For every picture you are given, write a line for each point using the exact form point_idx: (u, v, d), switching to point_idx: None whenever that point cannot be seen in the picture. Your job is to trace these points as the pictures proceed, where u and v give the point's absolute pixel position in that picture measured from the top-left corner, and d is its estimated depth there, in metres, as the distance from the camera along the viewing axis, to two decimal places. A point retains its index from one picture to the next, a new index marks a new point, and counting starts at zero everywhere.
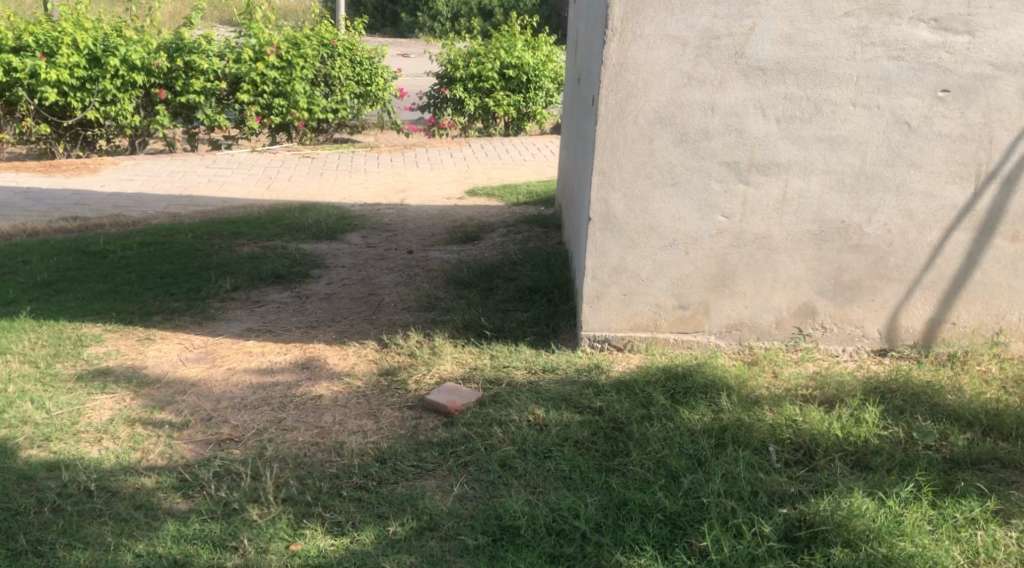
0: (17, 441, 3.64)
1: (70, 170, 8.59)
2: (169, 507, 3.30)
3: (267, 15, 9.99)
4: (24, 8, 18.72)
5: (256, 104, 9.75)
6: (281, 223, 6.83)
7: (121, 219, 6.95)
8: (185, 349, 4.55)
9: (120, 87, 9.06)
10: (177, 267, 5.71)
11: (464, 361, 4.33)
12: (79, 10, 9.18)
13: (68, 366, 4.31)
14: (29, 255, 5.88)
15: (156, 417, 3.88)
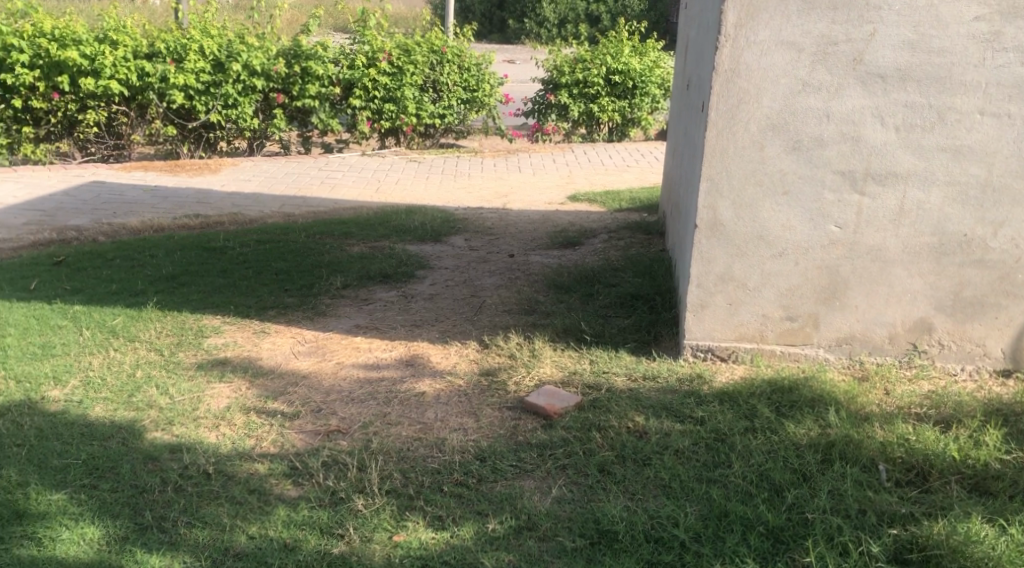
0: (143, 424, 3.83)
1: (194, 170, 8.96)
2: (280, 493, 3.42)
3: (381, 22, 10.24)
4: (156, 16, 19.79)
5: (367, 109, 10.04)
6: (388, 225, 6.99)
7: (239, 217, 7.22)
8: (297, 343, 4.71)
9: (241, 91, 9.39)
10: (291, 264, 5.90)
11: (564, 366, 4.36)
12: (206, 18, 9.62)
13: (190, 355, 4.50)
14: (156, 250, 6.17)
15: (269, 407, 4.02)
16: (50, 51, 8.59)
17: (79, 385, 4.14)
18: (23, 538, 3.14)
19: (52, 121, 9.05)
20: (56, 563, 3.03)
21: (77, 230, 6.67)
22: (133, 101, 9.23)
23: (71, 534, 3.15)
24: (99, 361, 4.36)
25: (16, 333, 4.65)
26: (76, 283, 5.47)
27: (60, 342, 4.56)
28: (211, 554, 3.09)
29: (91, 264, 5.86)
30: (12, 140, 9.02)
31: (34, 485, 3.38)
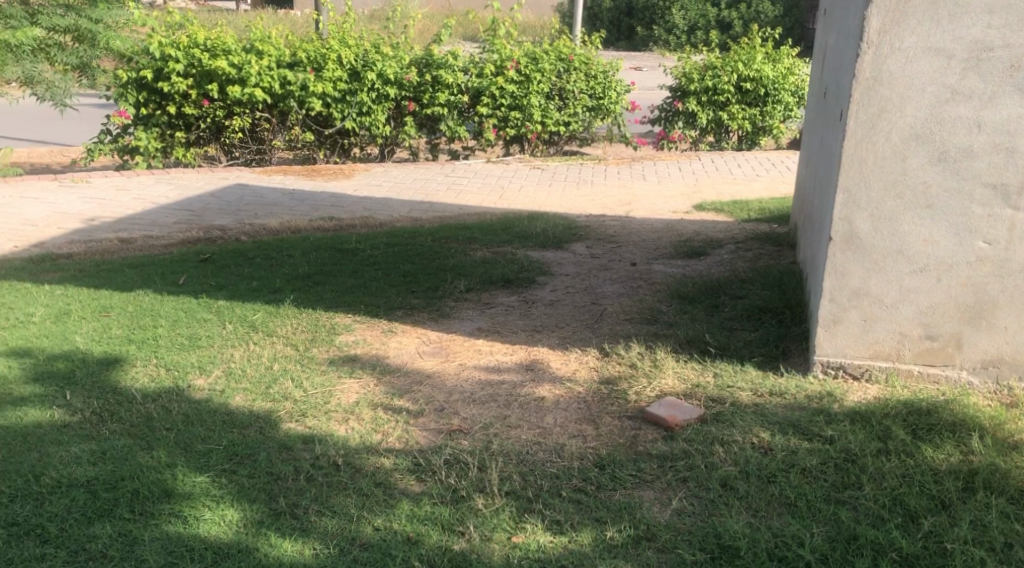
0: (279, 415, 3.97)
1: (328, 174, 9.28)
2: (405, 488, 3.48)
3: (511, 31, 10.38)
4: (298, 27, 20.63)
5: (494, 116, 10.14)
6: (511, 231, 7.04)
7: (370, 220, 7.42)
8: (422, 343, 4.79)
9: (375, 99, 9.67)
10: (418, 267, 6.02)
11: (687, 378, 4.29)
12: (344, 28, 9.95)
13: (323, 351, 4.64)
14: (292, 250, 6.41)
15: (395, 403, 4.11)
16: (202, 60, 9.05)
17: (222, 375, 4.33)
18: (170, 515, 3.30)
19: (202, 127, 9.52)
20: (198, 541, 3.18)
21: (221, 229, 6.99)
22: (274, 108, 9.61)
23: (213, 515, 3.30)
24: (240, 354, 4.56)
25: (167, 324, 4.91)
26: (219, 279, 5.73)
27: (205, 334, 4.79)
28: (339, 542, 3.18)
29: (234, 261, 6.13)
30: (165, 144, 9.54)
31: (180, 467, 3.55)
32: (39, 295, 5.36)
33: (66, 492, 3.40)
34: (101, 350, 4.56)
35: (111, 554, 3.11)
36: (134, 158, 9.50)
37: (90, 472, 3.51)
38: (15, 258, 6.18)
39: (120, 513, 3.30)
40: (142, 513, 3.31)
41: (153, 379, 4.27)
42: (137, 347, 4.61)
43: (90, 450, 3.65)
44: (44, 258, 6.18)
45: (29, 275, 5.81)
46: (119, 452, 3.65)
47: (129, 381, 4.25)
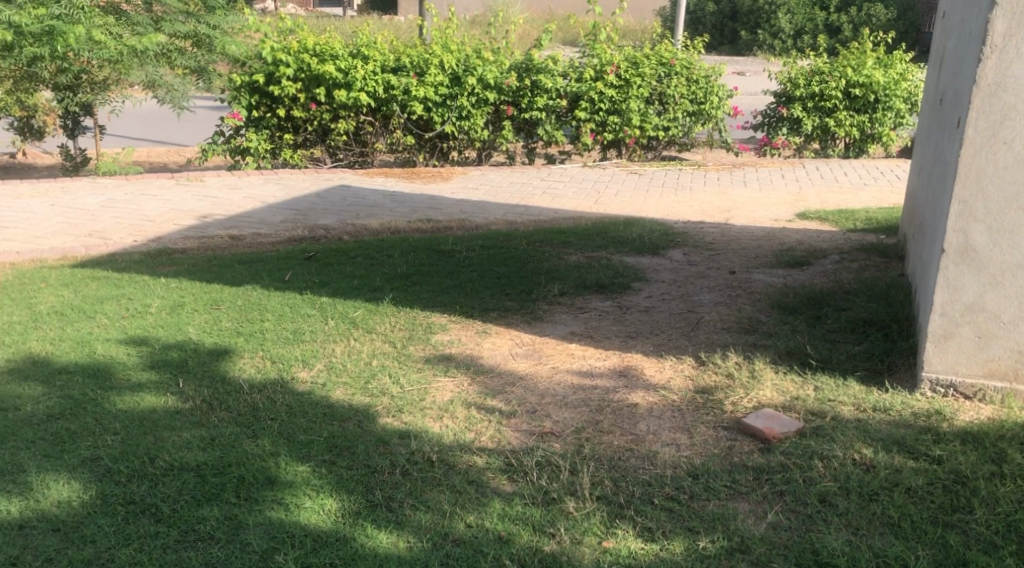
0: (376, 410, 4.05)
1: (427, 177, 9.41)
2: (497, 487, 3.51)
3: (611, 35, 10.38)
4: (403, 33, 21.07)
5: (592, 121, 10.11)
6: (607, 236, 7.01)
7: (466, 222, 7.50)
8: (515, 345, 4.81)
9: (475, 103, 9.76)
10: (513, 270, 6.05)
11: (786, 390, 4.19)
12: (448, 34, 10.11)
13: (419, 349, 4.71)
14: (391, 250, 6.52)
15: (488, 403, 4.14)
16: (311, 65, 9.30)
17: (323, 369, 4.44)
18: (273, 502, 3.40)
19: (308, 129, 9.77)
20: (299, 528, 3.26)
21: (324, 229, 7.16)
22: (378, 112, 9.79)
23: (314, 504, 3.39)
24: (341, 349, 4.66)
25: (273, 319, 5.07)
26: (323, 277, 5.87)
27: (308, 329, 4.91)
28: (432, 536, 3.22)
29: (336, 260, 6.28)
30: (274, 146, 9.81)
31: (283, 456, 3.66)
32: (155, 287, 5.59)
33: (178, 475, 3.53)
34: (212, 341, 4.73)
35: (218, 536, 3.22)
36: (244, 159, 9.80)
37: (200, 457, 3.64)
38: (133, 252, 6.46)
39: (227, 498, 3.41)
40: (247, 498, 3.42)
41: (259, 370, 4.41)
42: (245, 339, 4.76)
43: (200, 437, 3.79)
44: (160, 252, 6.44)
45: (146, 268, 6.06)
46: (227, 439, 3.77)
47: (237, 371, 4.40)
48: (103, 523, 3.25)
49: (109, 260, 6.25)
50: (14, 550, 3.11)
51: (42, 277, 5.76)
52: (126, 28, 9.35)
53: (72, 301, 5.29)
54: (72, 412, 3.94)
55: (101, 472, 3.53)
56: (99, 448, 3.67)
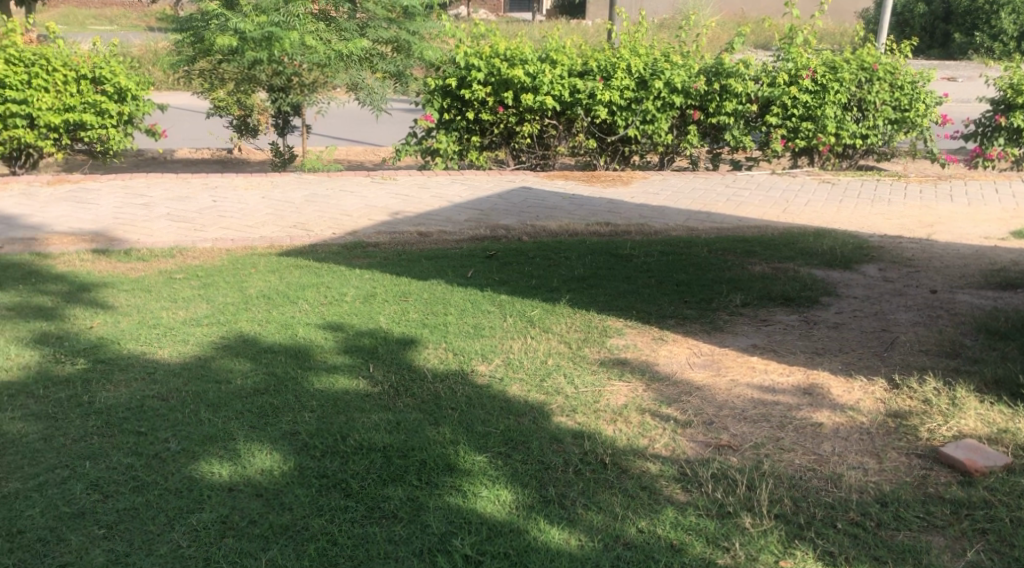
0: (551, 408, 4.11)
1: (608, 180, 9.44)
2: (669, 495, 3.48)
3: (809, 39, 10.03)
4: (594, 36, 21.23)
5: (783, 127, 9.83)
6: (795, 247, 6.80)
7: (647, 227, 7.46)
8: (693, 354, 4.75)
9: (660, 107, 9.68)
10: (693, 277, 5.98)
11: (991, 421, 3.93)
12: (638, 38, 10.11)
13: (594, 351, 4.74)
14: (570, 252, 6.59)
15: (664, 411, 4.11)
16: (501, 69, 9.50)
17: (501, 364, 4.56)
18: (452, 488, 3.53)
19: (495, 132, 9.94)
20: (475, 516, 3.38)
21: (506, 229, 7.31)
22: (562, 115, 9.86)
23: (490, 493, 3.49)
24: (519, 346, 4.77)
25: (455, 313, 5.24)
26: (504, 275, 6.01)
27: (488, 325, 5.04)
28: (603, 537, 3.25)
29: (516, 259, 6.41)
30: (462, 148, 10.07)
31: (462, 445, 3.79)
32: (350, 278, 5.90)
33: (367, 454, 3.73)
34: (399, 331, 4.95)
35: (401, 516, 3.38)
36: (434, 159, 10.09)
37: (387, 439, 3.82)
38: (331, 244, 6.84)
39: (411, 480, 3.57)
40: (428, 482, 3.56)
41: (442, 360, 4.58)
42: (429, 331, 4.95)
43: (387, 420, 3.98)
44: (355, 245, 6.79)
45: (342, 259, 6.40)
46: (411, 424, 3.94)
47: (421, 360, 4.59)
48: (300, 493, 3.48)
49: (310, 250, 6.65)
50: (224, 510, 3.37)
51: (251, 263, 6.20)
52: (335, 34, 9.94)
53: (277, 287, 5.67)
54: (275, 389, 4.23)
55: (298, 445, 3.77)
56: (297, 424, 3.92)
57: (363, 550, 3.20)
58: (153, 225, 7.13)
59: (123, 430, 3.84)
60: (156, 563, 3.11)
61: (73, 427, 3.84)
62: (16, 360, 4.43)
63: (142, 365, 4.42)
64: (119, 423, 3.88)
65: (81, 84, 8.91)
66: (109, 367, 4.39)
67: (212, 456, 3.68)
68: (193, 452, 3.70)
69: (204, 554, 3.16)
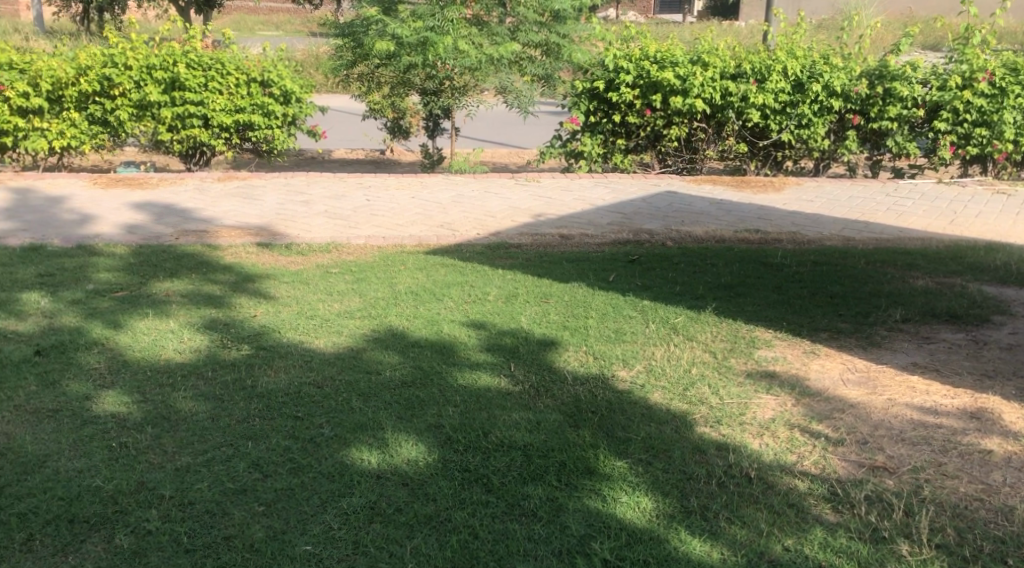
0: (694, 417, 4.05)
1: (758, 186, 9.20)
2: (819, 514, 3.38)
3: (987, 40, 9.50)
4: (751, 37, 20.77)
5: (953, 133, 9.33)
6: (963, 261, 6.45)
7: (799, 236, 7.23)
8: (846, 370, 4.58)
9: (817, 111, 9.38)
10: (849, 290, 5.76)
11: None
12: (795, 40, 9.85)
13: (741, 362, 4.64)
14: (717, 259, 6.46)
15: (814, 427, 3.98)
16: (650, 72, 9.40)
17: (643, 370, 4.52)
18: (592, 491, 3.53)
19: (642, 135, 9.85)
20: (615, 520, 3.37)
21: (650, 233, 7.25)
22: (712, 119, 9.68)
23: (630, 499, 3.47)
24: (662, 353, 4.72)
25: (597, 316, 5.24)
26: (648, 280, 5.96)
27: (630, 330, 5.02)
28: (747, 553, 3.19)
29: (661, 265, 6.35)
30: (607, 150, 10.03)
31: (602, 449, 3.79)
32: (494, 278, 5.99)
33: (508, 452, 3.78)
34: (541, 332, 4.98)
35: (541, 515, 3.41)
36: (578, 162, 10.07)
37: (527, 437, 3.87)
38: (476, 244, 6.96)
39: (550, 480, 3.60)
40: (567, 484, 3.58)
41: (583, 363, 4.59)
42: (570, 333, 4.98)
43: (528, 419, 4.02)
44: (500, 246, 6.88)
45: (487, 259, 6.51)
46: (551, 425, 3.97)
47: (562, 362, 4.61)
48: (444, 485, 3.56)
49: (456, 249, 6.79)
50: (372, 496, 3.49)
51: (401, 261, 6.38)
52: (487, 38, 10.09)
53: (424, 284, 5.82)
54: (422, 382, 4.34)
55: (442, 438, 3.86)
56: (441, 417, 4.02)
57: (504, 546, 3.25)
58: (310, 222, 7.44)
59: (281, 413, 4.03)
60: (310, 542, 3.25)
61: (237, 409, 4.06)
62: (188, 344, 4.72)
63: (300, 353, 4.63)
64: (278, 407, 4.07)
65: (251, 87, 9.44)
66: (270, 354, 4.62)
67: (362, 443, 3.82)
68: (345, 439, 3.85)
69: (353, 538, 3.28)
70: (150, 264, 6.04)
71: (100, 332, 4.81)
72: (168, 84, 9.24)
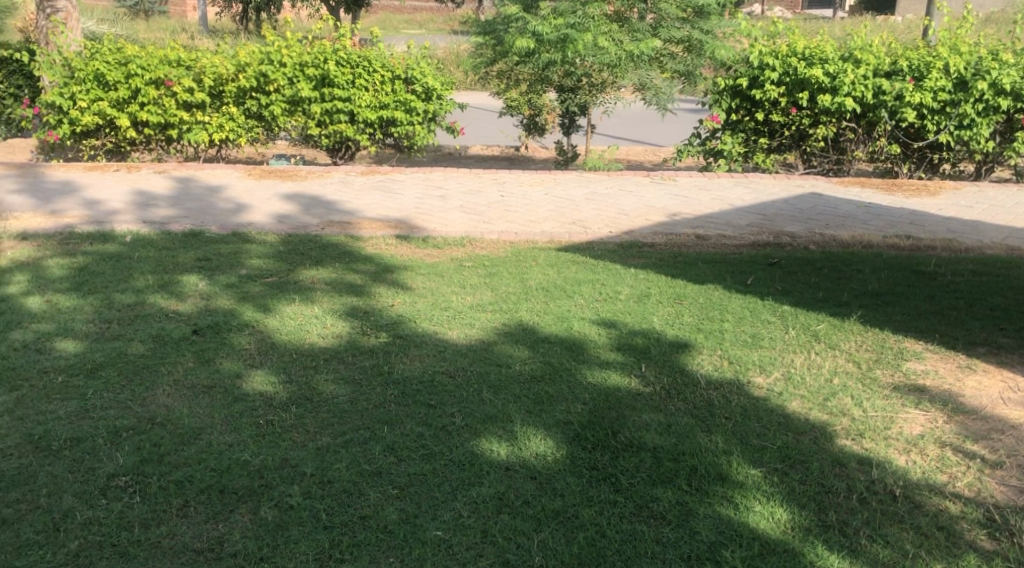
0: (835, 429, 3.90)
1: (911, 190, 8.78)
2: (972, 540, 3.21)
3: None
4: (908, 34, 19.95)
5: None
6: None
7: (954, 243, 6.87)
8: (1006, 388, 4.31)
9: (981, 111, 8.85)
10: (1012, 303, 5.43)
11: None
12: (960, 35, 9.37)
13: (887, 374, 4.44)
14: (863, 265, 6.20)
15: (968, 447, 3.77)
16: (798, 69, 9.11)
17: (781, 378, 4.38)
18: (724, 499, 3.45)
19: (785, 134, 9.54)
20: (748, 530, 3.28)
21: (791, 236, 7.03)
22: (863, 118, 9.28)
23: (764, 509, 3.38)
24: (801, 361, 4.56)
25: (733, 320, 5.12)
26: (788, 285, 5.78)
27: (768, 336, 4.87)
28: None
29: (802, 269, 6.14)
30: (748, 149, 9.76)
31: (735, 456, 3.69)
32: (626, 277, 5.93)
33: (637, 452, 3.74)
34: (674, 334, 4.90)
35: (670, 519, 3.35)
36: (717, 161, 9.85)
37: (657, 439, 3.81)
38: (609, 242, 6.91)
39: (680, 484, 3.54)
40: (698, 489, 3.51)
41: (717, 368, 4.49)
42: (705, 336, 4.88)
43: (658, 421, 3.96)
44: (633, 244, 6.81)
45: (619, 258, 6.45)
46: (682, 428, 3.90)
47: (696, 365, 4.53)
48: (572, 481, 3.55)
49: (588, 247, 6.77)
50: (501, 487, 3.52)
51: (534, 256, 6.40)
52: (627, 34, 10.02)
53: (556, 280, 5.82)
54: (551, 377, 4.35)
55: (571, 435, 3.85)
56: (570, 414, 4.01)
57: (631, 547, 3.22)
58: (447, 216, 7.56)
59: (415, 400, 4.11)
60: (440, 528, 3.31)
61: (374, 394, 4.17)
62: (331, 329, 4.88)
63: (433, 343, 4.71)
64: (412, 394, 4.16)
65: (395, 84, 9.72)
66: (405, 342, 4.72)
67: (492, 434, 3.85)
68: (475, 429, 3.89)
69: (482, 526, 3.31)
70: (298, 252, 6.28)
71: (251, 315, 5.03)
72: (318, 81, 9.59)
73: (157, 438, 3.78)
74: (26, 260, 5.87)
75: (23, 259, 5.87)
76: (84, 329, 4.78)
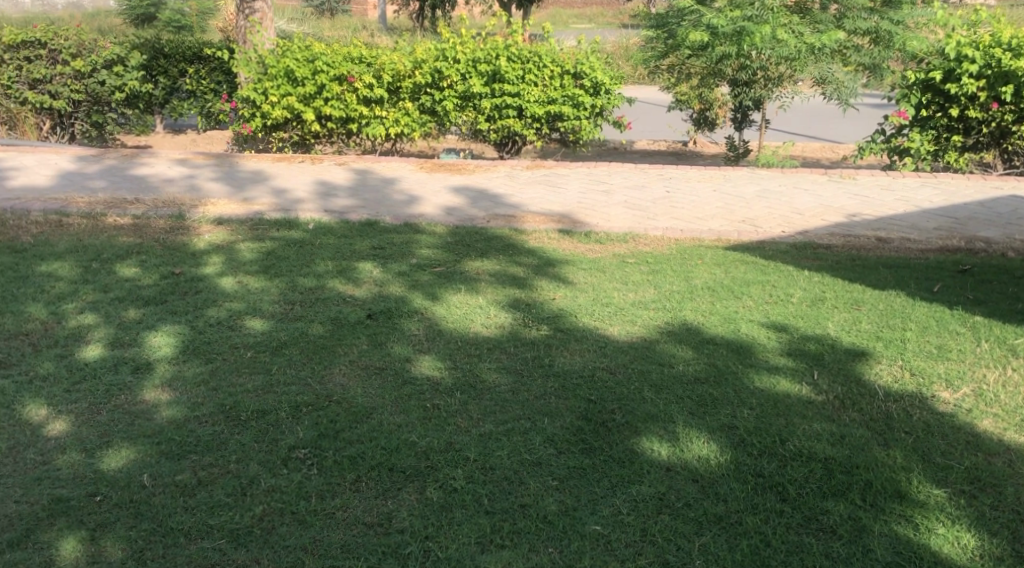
0: None
1: None
2: None
3: None
4: None
5: None
6: None
7: None
8: None
9: None
10: None
11: None
12: None
13: None
14: None
15: None
16: (1002, 60, 8.43)
17: (971, 394, 4.10)
18: (901, 517, 3.27)
19: (983, 131, 8.96)
20: (929, 553, 3.10)
21: (986, 242, 6.58)
22: None
23: (948, 533, 3.18)
24: (994, 376, 4.26)
25: (915, 329, 4.83)
26: (980, 294, 5.41)
27: (956, 348, 4.57)
28: None
29: (997, 278, 5.73)
30: (938, 148, 9.19)
31: (915, 474, 3.49)
32: (798, 279, 5.72)
33: (807, 462, 3.59)
34: (850, 341, 4.68)
35: (840, 533, 3.21)
36: (902, 159, 9.34)
37: (829, 450, 3.65)
38: (781, 242, 6.68)
39: (853, 497, 3.38)
40: (873, 504, 3.34)
41: (897, 379, 4.25)
42: (884, 345, 4.63)
43: (830, 431, 3.79)
44: (807, 245, 6.55)
45: (791, 259, 6.22)
46: (857, 441, 3.72)
47: (873, 375, 4.30)
48: (736, 487, 3.45)
49: (760, 246, 6.56)
50: (662, 487, 3.46)
51: (701, 255, 6.27)
52: (809, 26, 9.63)
53: (723, 280, 5.67)
54: (716, 380, 4.24)
55: (736, 440, 3.74)
56: (736, 418, 3.90)
57: (798, 559, 3.10)
58: (612, 211, 7.52)
59: (576, 394, 4.11)
60: (599, 522, 3.29)
61: (536, 385, 4.19)
62: (494, 320, 4.95)
63: (595, 338, 4.69)
64: (574, 388, 4.15)
65: (565, 79, 9.75)
66: (567, 336, 4.72)
67: (653, 434, 3.80)
68: (636, 427, 3.85)
69: (642, 525, 3.27)
70: (465, 244, 6.40)
71: (420, 303, 5.17)
72: (489, 77, 9.72)
73: (333, 414, 3.95)
74: (220, 242, 6.26)
75: (217, 242, 6.26)
76: (270, 308, 5.04)
